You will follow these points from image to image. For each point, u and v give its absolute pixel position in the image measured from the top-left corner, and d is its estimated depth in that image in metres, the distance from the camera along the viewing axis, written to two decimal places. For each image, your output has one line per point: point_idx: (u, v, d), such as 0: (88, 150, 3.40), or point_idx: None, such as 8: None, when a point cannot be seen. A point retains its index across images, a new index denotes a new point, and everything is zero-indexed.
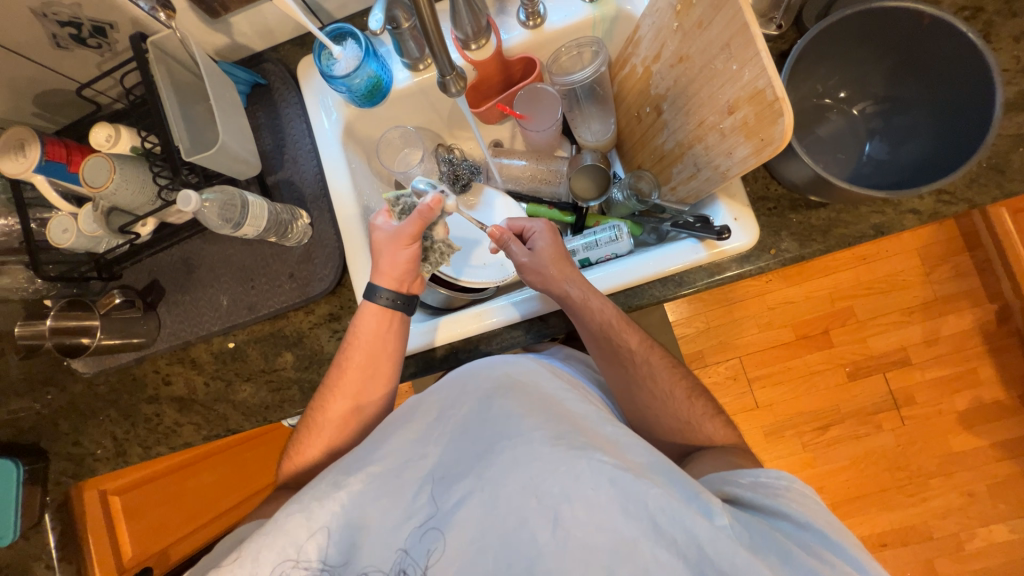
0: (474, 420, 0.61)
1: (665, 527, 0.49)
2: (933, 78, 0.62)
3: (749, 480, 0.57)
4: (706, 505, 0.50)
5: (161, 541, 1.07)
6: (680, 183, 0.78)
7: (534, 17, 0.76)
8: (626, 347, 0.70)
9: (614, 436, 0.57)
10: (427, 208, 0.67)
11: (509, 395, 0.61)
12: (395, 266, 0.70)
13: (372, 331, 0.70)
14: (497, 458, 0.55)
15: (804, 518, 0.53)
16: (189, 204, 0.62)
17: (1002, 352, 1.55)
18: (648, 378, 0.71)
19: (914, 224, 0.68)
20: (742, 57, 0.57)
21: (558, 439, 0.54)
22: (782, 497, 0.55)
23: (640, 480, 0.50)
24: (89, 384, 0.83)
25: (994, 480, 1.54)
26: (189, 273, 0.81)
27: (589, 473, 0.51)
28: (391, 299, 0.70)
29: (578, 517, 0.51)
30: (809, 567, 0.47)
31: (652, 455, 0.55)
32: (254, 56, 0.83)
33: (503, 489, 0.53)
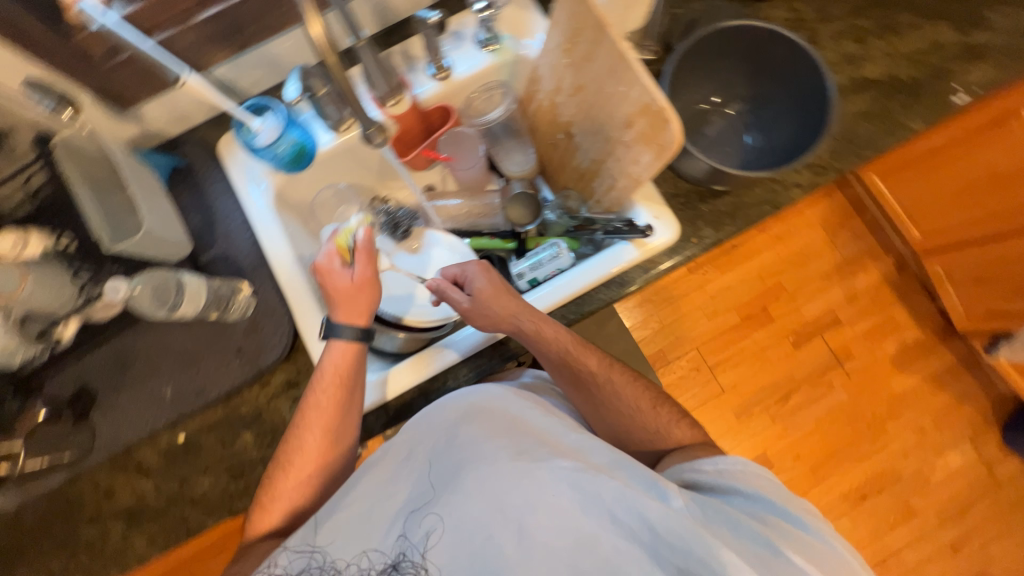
0: (440, 449, 0.64)
1: (620, 517, 0.55)
2: (782, 76, 0.75)
3: (710, 467, 0.64)
4: (663, 491, 0.56)
5: None
6: (603, 195, 0.85)
7: (442, 70, 0.83)
8: (588, 370, 0.74)
9: (576, 443, 0.63)
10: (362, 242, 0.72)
11: (474, 420, 0.64)
12: (355, 304, 0.71)
13: (336, 370, 0.69)
14: (465, 478, 0.60)
15: (752, 491, 0.60)
16: (118, 292, 0.62)
17: (909, 296, 1.76)
18: (615, 382, 0.74)
19: (800, 196, 0.79)
20: (627, 79, 0.66)
21: (521, 454, 0.60)
22: (734, 476, 0.61)
23: (596, 479, 0.57)
24: (14, 521, 0.73)
25: (936, 411, 1.70)
26: (123, 370, 0.75)
27: (552, 480, 0.58)
28: (358, 333, 0.71)
29: (543, 522, 0.56)
30: (750, 531, 0.55)
31: (613, 453, 0.61)
32: (171, 141, 0.83)
33: (473, 504, 0.58)
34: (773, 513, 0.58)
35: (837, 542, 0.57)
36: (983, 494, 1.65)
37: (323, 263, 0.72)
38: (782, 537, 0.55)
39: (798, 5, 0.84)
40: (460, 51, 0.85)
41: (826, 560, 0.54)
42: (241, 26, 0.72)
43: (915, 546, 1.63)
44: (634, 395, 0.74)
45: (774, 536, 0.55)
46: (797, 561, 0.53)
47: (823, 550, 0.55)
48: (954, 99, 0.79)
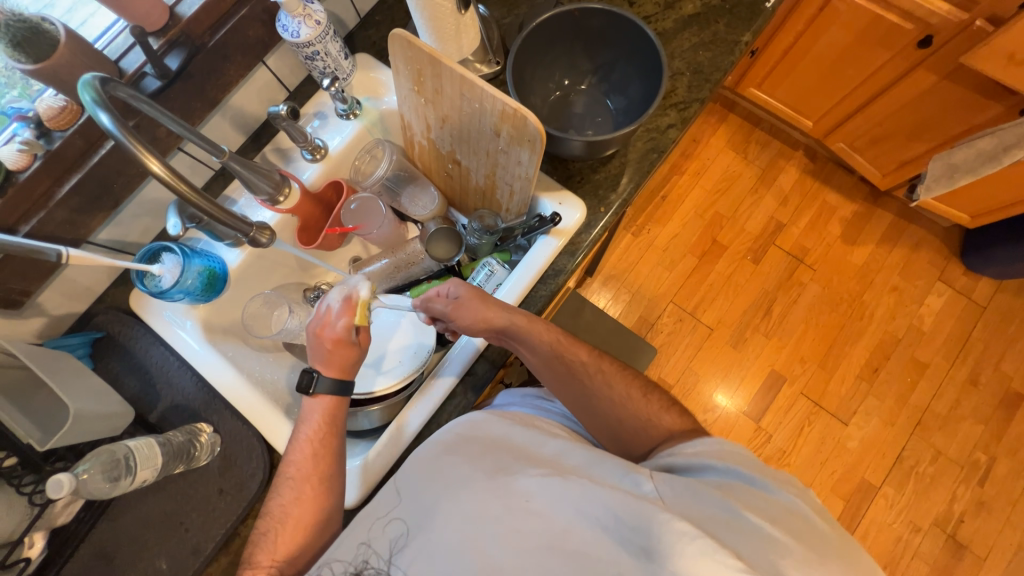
0: (420, 480, 0.62)
1: (588, 510, 0.55)
2: (614, 42, 0.80)
3: (691, 448, 0.64)
4: (636, 477, 0.57)
5: None
6: (509, 202, 0.87)
7: (318, 150, 0.86)
8: (578, 361, 0.75)
9: (553, 453, 0.63)
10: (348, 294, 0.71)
11: (453, 449, 0.64)
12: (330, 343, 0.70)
13: (312, 442, 0.66)
14: (440, 503, 0.58)
15: (720, 463, 0.60)
16: (61, 487, 0.56)
17: (831, 177, 1.86)
18: (608, 372, 0.76)
19: (677, 133, 0.84)
20: (476, 96, 0.70)
21: (494, 470, 0.60)
22: (705, 454, 0.62)
23: (567, 481, 0.57)
24: None
25: (899, 267, 1.78)
26: (110, 562, 0.71)
27: (525, 489, 0.57)
28: (334, 386, 0.69)
29: (517, 532, 0.54)
30: (715, 499, 0.55)
31: (591, 452, 0.62)
32: (83, 318, 0.82)
33: (445, 525, 0.56)
34: (740, 481, 0.59)
35: (811, 511, 0.56)
36: (973, 322, 1.73)
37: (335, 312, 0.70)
38: (747, 503, 0.55)
39: None
40: (327, 127, 0.88)
41: (797, 530, 0.54)
42: (109, 186, 0.71)
43: (939, 395, 1.67)
44: (625, 384, 0.75)
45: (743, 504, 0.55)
46: (762, 528, 0.52)
47: (794, 519, 0.55)
48: (767, 4, 0.88)
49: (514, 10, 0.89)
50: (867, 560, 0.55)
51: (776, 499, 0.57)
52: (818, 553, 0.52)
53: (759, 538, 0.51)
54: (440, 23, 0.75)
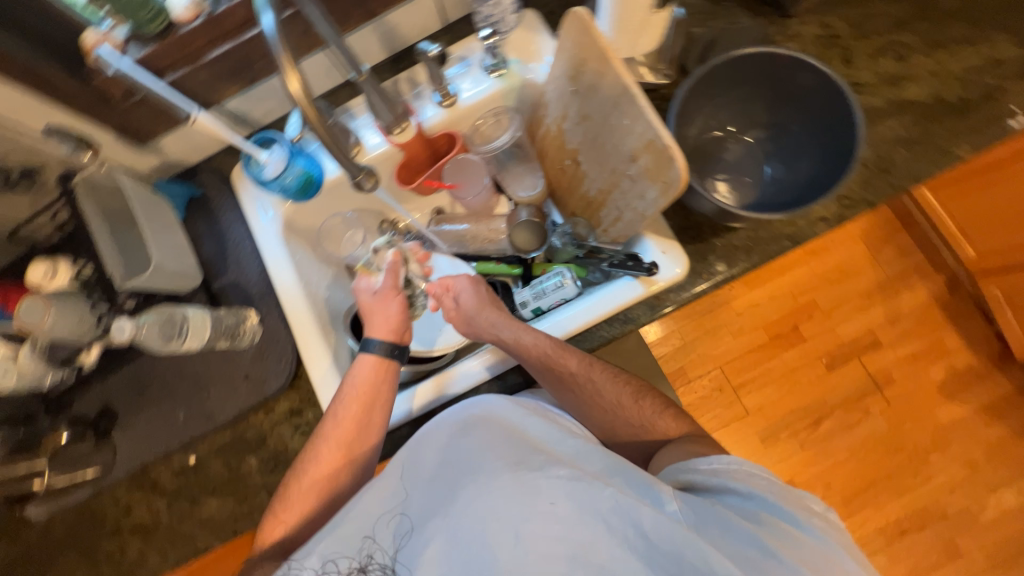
0: (441, 460, 0.63)
1: (616, 524, 0.54)
2: (806, 102, 0.69)
3: (708, 466, 0.58)
4: (657, 495, 0.55)
5: None
6: (610, 225, 0.81)
7: (447, 97, 0.81)
8: (567, 371, 0.68)
9: (574, 451, 0.62)
10: (392, 263, 0.78)
11: (471, 432, 0.63)
12: (390, 320, 0.75)
13: (365, 383, 0.71)
14: (462, 492, 0.59)
15: (745, 488, 0.55)
16: (124, 333, 0.63)
17: (962, 318, 1.61)
18: (599, 380, 0.69)
19: (825, 230, 0.73)
20: (631, 113, 0.62)
21: (516, 463, 0.59)
22: (727, 475, 0.57)
23: (592, 485, 0.56)
24: (45, 529, 0.80)
25: (987, 445, 1.55)
26: (142, 391, 0.80)
27: (547, 488, 0.56)
28: (388, 349, 0.74)
29: (540, 531, 0.54)
30: (741, 530, 0.52)
31: (611, 460, 0.59)
32: (188, 170, 0.86)
33: (468, 517, 0.57)
34: (770, 512, 0.53)
35: (841, 542, 0.52)
36: None
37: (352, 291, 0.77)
38: (776, 539, 0.51)
39: (831, 20, 0.77)
40: (467, 75, 0.83)
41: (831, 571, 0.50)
42: (250, 63, 0.72)
43: None
44: (618, 390, 0.70)
45: (774, 539, 0.51)
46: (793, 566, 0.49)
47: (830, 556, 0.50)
48: (1011, 123, 0.71)
49: (709, 22, 0.79)
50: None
51: (809, 535, 0.52)
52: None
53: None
54: (628, 13, 0.67)
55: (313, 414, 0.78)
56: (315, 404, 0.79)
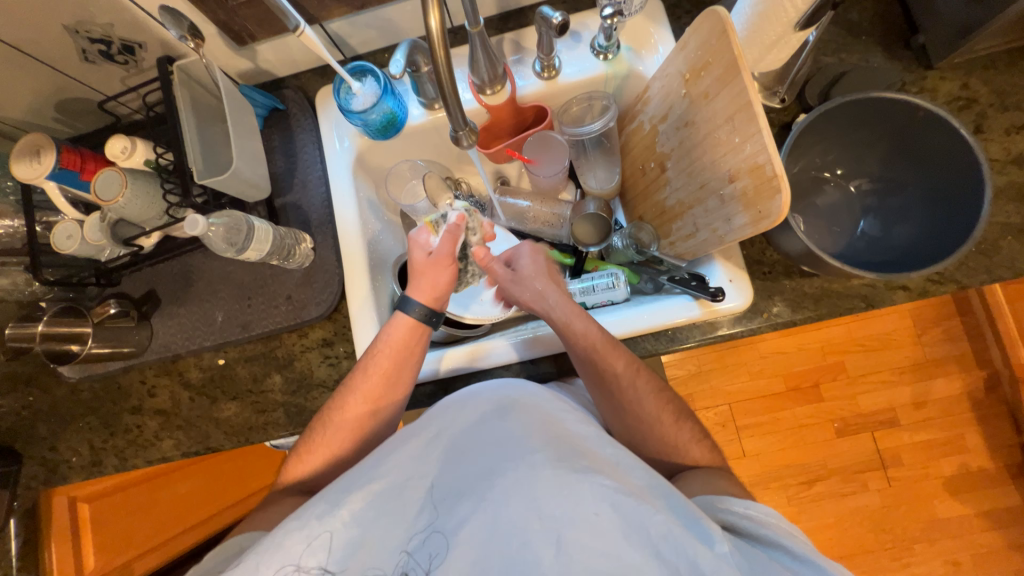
0: (483, 440, 0.62)
1: (668, 555, 0.48)
2: (926, 164, 0.66)
3: (742, 510, 0.57)
4: (707, 531, 0.50)
5: (163, 534, 1.10)
6: (679, 239, 0.79)
7: (549, 70, 0.80)
8: (611, 371, 0.67)
9: (621, 465, 0.57)
10: (454, 226, 0.74)
11: (516, 421, 0.62)
12: (437, 287, 0.73)
13: (399, 341, 0.70)
14: (502, 479, 0.56)
15: (798, 549, 0.52)
16: (196, 228, 0.64)
17: (994, 420, 1.53)
18: (640, 389, 0.68)
19: (903, 300, 0.69)
20: (744, 132, 0.58)
21: (562, 462, 0.55)
22: (774, 527, 0.55)
23: (641, 505, 0.51)
24: (73, 389, 0.83)
25: (979, 551, 1.50)
26: (188, 285, 0.82)
27: (592, 497, 0.52)
28: (425, 314, 0.72)
29: (582, 542, 0.50)
30: None
31: (659, 483, 0.55)
32: (275, 81, 0.85)
33: (506, 507, 0.53)
34: None
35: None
36: None
37: (413, 236, 0.75)
38: None
39: (973, 83, 0.72)
40: (572, 53, 0.81)
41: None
42: None
43: None
44: (655, 403, 0.69)
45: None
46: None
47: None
48: None
49: (841, 55, 0.75)
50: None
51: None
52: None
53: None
54: (766, 27, 0.63)
55: (344, 350, 0.79)
56: (347, 339, 0.80)
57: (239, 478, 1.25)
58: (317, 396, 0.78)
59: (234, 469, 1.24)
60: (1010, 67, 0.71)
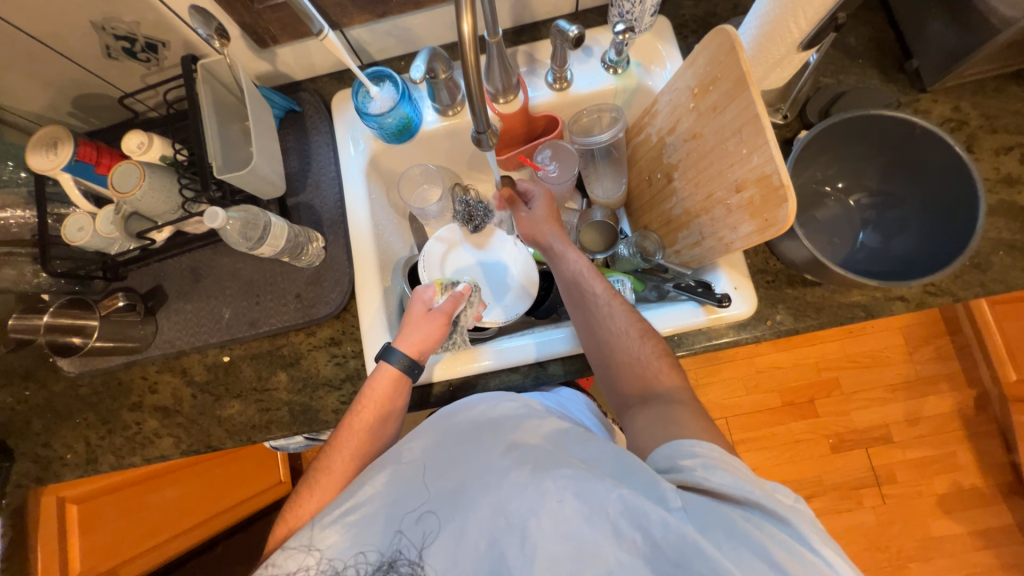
0: (453, 455, 0.59)
1: (625, 528, 0.47)
2: (923, 180, 0.69)
3: (691, 461, 0.51)
4: (660, 492, 0.47)
5: (141, 545, 1.05)
6: (684, 248, 0.81)
7: (561, 81, 0.83)
8: (590, 291, 0.73)
9: (586, 455, 0.55)
10: (460, 293, 0.75)
11: (485, 434, 0.60)
12: (426, 342, 0.70)
13: (382, 394, 0.67)
14: (469, 488, 0.54)
15: (745, 492, 0.48)
16: (215, 221, 0.64)
17: (985, 437, 1.55)
18: (614, 308, 0.70)
19: (901, 310, 0.72)
20: (752, 143, 0.60)
21: (525, 462, 0.54)
22: (723, 467, 0.50)
23: (601, 484, 0.49)
24: (72, 384, 0.82)
25: (973, 570, 1.50)
26: (195, 282, 0.82)
27: (553, 487, 0.50)
28: (407, 365, 0.68)
29: (545, 531, 0.48)
30: (750, 540, 0.44)
31: (624, 459, 0.52)
32: (293, 85, 0.87)
33: (474, 515, 0.52)
34: (777, 523, 0.47)
35: (833, 551, 0.46)
36: None
37: (418, 289, 0.75)
38: (787, 556, 0.44)
39: (964, 106, 0.75)
40: (584, 66, 0.84)
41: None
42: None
43: None
44: (626, 319, 0.69)
45: (775, 548, 0.44)
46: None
47: (829, 572, 0.44)
48: None
49: (839, 76, 0.78)
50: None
51: (802, 544, 0.46)
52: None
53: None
54: (771, 46, 0.66)
55: (351, 349, 0.79)
56: (354, 339, 0.80)
57: (230, 486, 1.23)
58: (322, 395, 0.78)
59: (227, 476, 1.22)
60: (998, 92, 0.75)
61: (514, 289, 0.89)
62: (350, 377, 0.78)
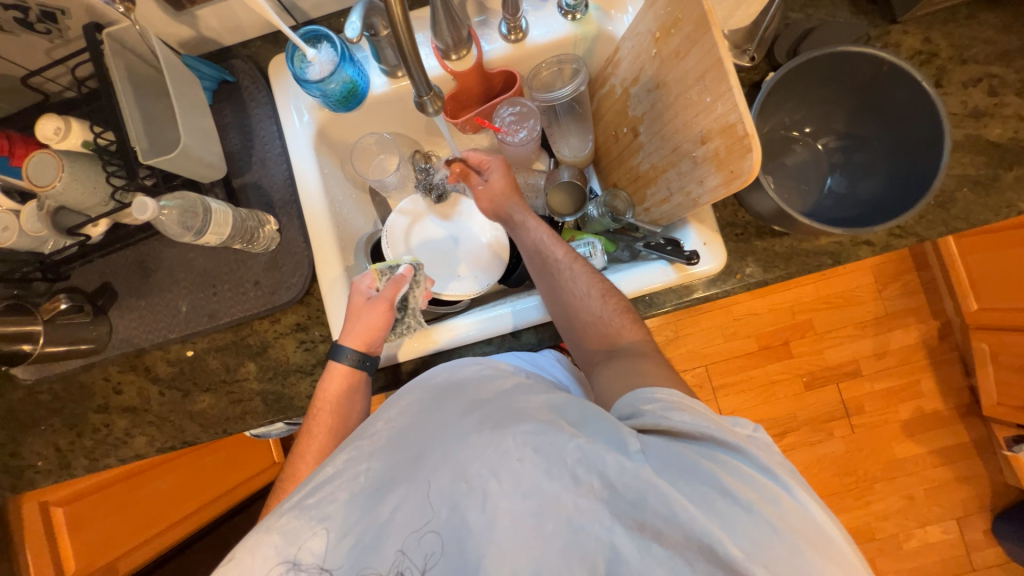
0: (417, 425, 0.58)
1: (582, 476, 0.47)
2: (890, 120, 0.67)
3: (651, 405, 0.53)
4: (621, 438, 0.48)
5: (133, 539, 1.05)
6: (654, 205, 0.79)
7: (516, 32, 0.77)
8: (552, 257, 0.71)
9: (547, 406, 0.55)
10: (400, 276, 0.72)
11: (446, 400, 0.59)
12: (370, 332, 0.68)
13: (333, 394, 0.68)
14: (432, 455, 0.53)
15: (700, 428, 0.49)
16: (145, 212, 0.60)
17: (946, 365, 1.64)
18: (577, 271, 0.69)
19: (867, 255, 0.72)
20: (716, 90, 0.57)
21: (486, 423, 0.53)
22: (678, 407, 0.51)
23: (558, 436, 0.49)
24: (30, 391, 0.79)
25: (932, 485, 1.62)
26: (145, 276, 0.77)
27: (513, 445, 0.49)
28: (358, 360, 0.68)
29: (505, 489, 0.48)
30: (702, 471, 0.46)
31: (587, 410, 0.53)
32: (222, 51, 0.79)
33: (435, 480, 0.51)
34: (729, 454, 0.48)
35: (786, 471, 0.48)
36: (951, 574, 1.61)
37: (357, 280, 0.72)
38: (739, 483, 0.45)
39: (934, 37, 0.72)
40: (540, 14, 0.78)
41: (780, 502, 0.45)
42: None
43: None
44: (587, 280, 0.68)
45: (727, 477, 0.46)
46: (747, 502, 0.44)
47: (779, 490, 0.46)
48: None
49: (808, 10, 0.74)
50: (844, 532, 0.47)
51: (753, 468, 0.47)
52: (807, 538, 0.43)
53: (747, 517, 0.43)
54: None
55: (319, 334, 0.77)
56: (321, 323, 0.77)
57: (220, 473, 1.23)
58: (295, 382, 0.76)
59: (217, 464, 1.22)
60: (968, 20, 0.72)
61: (482, 260, 0.86)
62: (320, 362, 0.76)
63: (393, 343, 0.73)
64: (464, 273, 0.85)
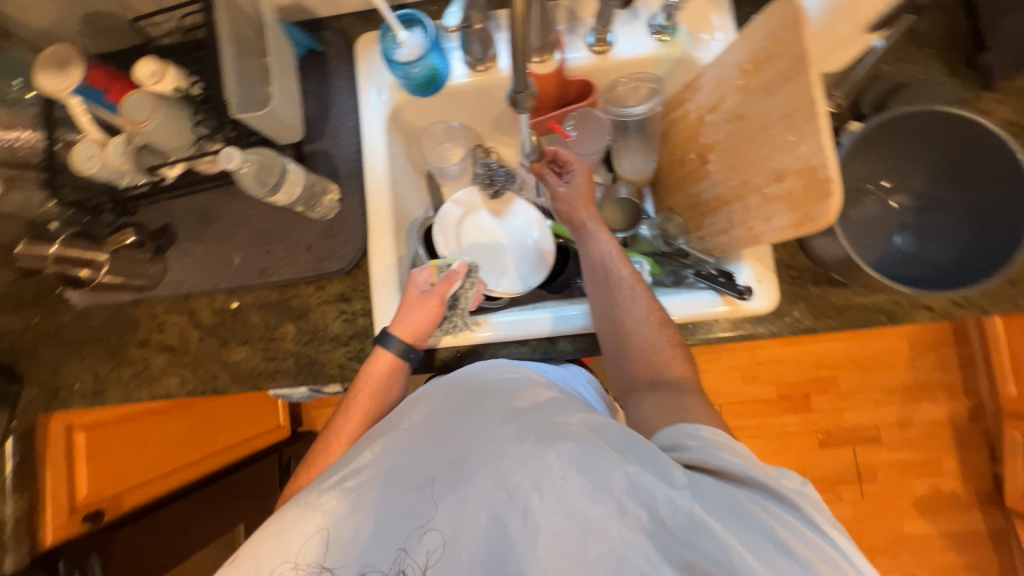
0: (457, 422, 0.59)
1: (630, 507, 0.46)
2: (973, 187, 0.65)
3: (696, 442, 0.53)
4: (667, 471, 0.47)
5: (139, 476, 1.05)
6: (710, 234, 0.78)
7: (602, 43, 0.78)
8: (616, 275, 0.70)
9: (589, 424, 0.54)
10: (455, 273, 0.73)
11: (485, 403, 0.59)
12: (418, 326, 0.69)
13: (377, 378, 0.68)
14: (472, 459, 0.54)
15: (750, 474, 0.49)
16: (231, 161, 0.62)
17: (974, 446, 1.57)
18: (638, 294, 0.68)
19: (924, 319, 0.70)
20: (802, 131, 0.56)
21: (527, 436, 0.53)
22: (726, 449, 0.52)
23: (604, 460, 0.48)
24: (80, 315, 0.82)
25: (937, 568, 1.56)
26: (205, 224, 0.80)
27: (557, 462, 0.49)
28: (403, 350, 0.68)
29: (547, 507, 0.48)
30: (755, 518, 0.45)
31: (630, 437, 0.52)
32: (315, 21, 0.82)
33: (478, 485, 0.51)
34: (781, 505, 0.47)
35: (836, 532, 0.47)
36: None
37: (415, 271, 0.73)
38: (792, 536, 0.45)
39: None
40: (627, 30, 0.79)
41: (837, 566, 0.44)
42: None
43: None
44: (646, 306, 0.67)
45: (782, 529, 0.45)
46: (806, 561, 0.43)
47: (835, 552, 0.45)
48: None
49: (900, 65, 0.73)
50: None
51: (807, 526, 0.46)
52: None
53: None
54: (836, 25, 0.61)
55: (361, 307, 0.78)
56: (364, 297, 0.78)
57: (227, 427, 1.26)
58: (329, 350, 0.78)
59: (226, 418, 1.25)
60: None
61: (529, 261, 0.86)
62: (357, 335, 0.77)
63: (438, 337, 0.74)
64: (511, 271, 0.86)
